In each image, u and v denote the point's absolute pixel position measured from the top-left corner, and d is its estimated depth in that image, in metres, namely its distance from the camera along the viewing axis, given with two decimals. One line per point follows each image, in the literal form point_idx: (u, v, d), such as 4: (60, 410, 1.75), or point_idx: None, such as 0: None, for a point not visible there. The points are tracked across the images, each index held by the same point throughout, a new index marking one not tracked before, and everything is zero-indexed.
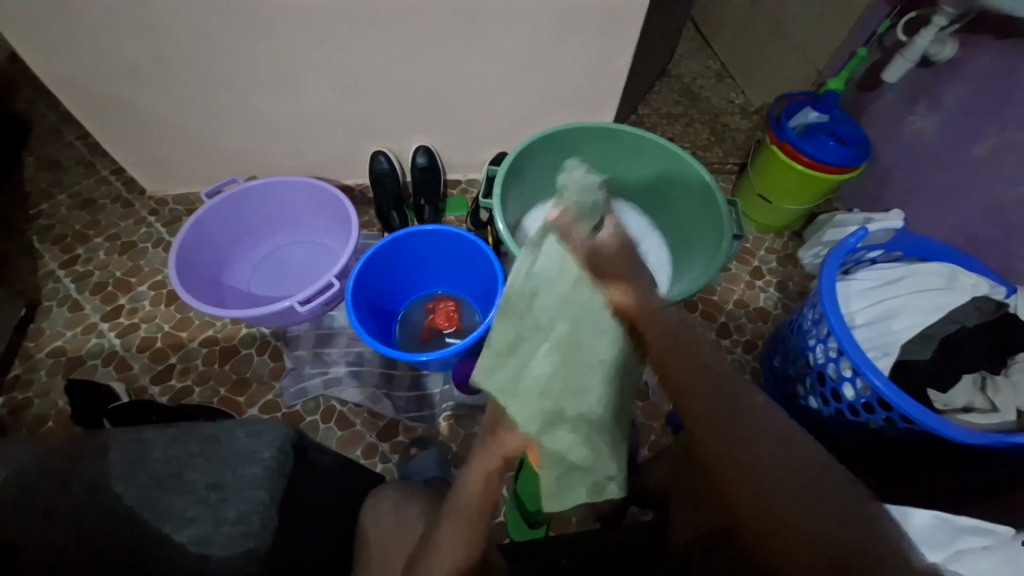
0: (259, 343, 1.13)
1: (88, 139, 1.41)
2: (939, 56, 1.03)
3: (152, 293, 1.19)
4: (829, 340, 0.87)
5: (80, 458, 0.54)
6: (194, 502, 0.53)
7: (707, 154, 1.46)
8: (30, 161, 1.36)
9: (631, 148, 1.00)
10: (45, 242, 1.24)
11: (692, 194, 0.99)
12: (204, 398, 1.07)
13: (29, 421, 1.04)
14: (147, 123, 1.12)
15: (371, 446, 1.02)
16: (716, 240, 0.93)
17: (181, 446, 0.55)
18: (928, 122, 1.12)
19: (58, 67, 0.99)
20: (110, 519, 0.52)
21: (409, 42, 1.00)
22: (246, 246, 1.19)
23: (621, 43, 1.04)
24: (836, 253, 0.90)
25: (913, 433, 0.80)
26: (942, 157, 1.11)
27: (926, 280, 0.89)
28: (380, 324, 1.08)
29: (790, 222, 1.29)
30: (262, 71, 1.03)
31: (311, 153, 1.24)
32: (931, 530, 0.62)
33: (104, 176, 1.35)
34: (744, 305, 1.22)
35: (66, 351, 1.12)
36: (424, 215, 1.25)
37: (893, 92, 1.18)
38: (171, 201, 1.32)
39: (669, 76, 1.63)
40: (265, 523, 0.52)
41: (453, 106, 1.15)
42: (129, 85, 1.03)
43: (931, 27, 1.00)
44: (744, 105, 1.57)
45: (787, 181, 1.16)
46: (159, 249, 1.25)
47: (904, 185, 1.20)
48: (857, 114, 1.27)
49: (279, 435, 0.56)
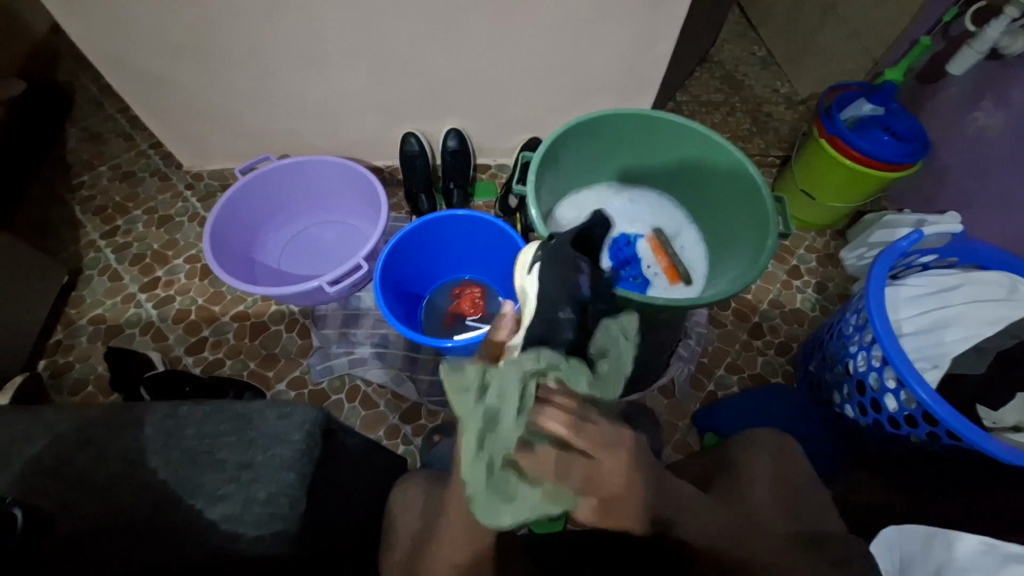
0: (287, 321, 1.15)
1: (128, 112, 1.43)
2: (1010, 50, 0.94)
3: (187, 266, 1.22)
4: (872, 348, 0.83)
5: (117, 430, 0.55)
6: (225, 481, 0.53)
7: (749, 145, 1.39)
8: (74, 132, 1.39)
9: (672, 137, 0.96)
10: (87, 213, 1.28)
11: (734, 188, 0.94)
12: (235, 370, 1.09)
13: (70, 385, 1.08)
14: (184, 98, 1.14)
15: (393, 427, 1.03)
16: (757, 238, 0.89)
17: (213, 423, 0.56)
18: (993, 120, 1.04)
19: (98, 40, 1.00)
20: (145, 490, 0.53)
21: (443, 21, 0.97)
22: (276, 224, 1.20)
23: (665, 26, 0.99)
24: (887, 256, 0.84)
25: (958, 450, 0.76)
26: (1007, 158, 1.03)
27: (983, 290, 0.84)
28: (406, 307, 1.08)
29: (834, 221, 1.23)
30: (296, 48, 1.02)
31: (343, 133, 1.24)
32: (977, 555, 0.58)
33: (143, 150, 1.37)
34: (780, 305, 1.17)
35: (106, 319, 1.16)
36: (452, 199, 1.23)
37: (956, 86, 1.09)
38: (206, 176, 1.34)
39: (712, 61, 1.55)
40: (294, 506, 0.53)
41: (486, 89, 1.13)
42: (167, 60, 1.04)
43: (1002, 18, 0.92)
44: (790, 94, 1.49)
45: (835, 177, 1.10)
46: (194, 224, 1.28)
47: (962, 186, 1.12)
48: (915, 108, 1.19)
49: (309, 417, 0.56)
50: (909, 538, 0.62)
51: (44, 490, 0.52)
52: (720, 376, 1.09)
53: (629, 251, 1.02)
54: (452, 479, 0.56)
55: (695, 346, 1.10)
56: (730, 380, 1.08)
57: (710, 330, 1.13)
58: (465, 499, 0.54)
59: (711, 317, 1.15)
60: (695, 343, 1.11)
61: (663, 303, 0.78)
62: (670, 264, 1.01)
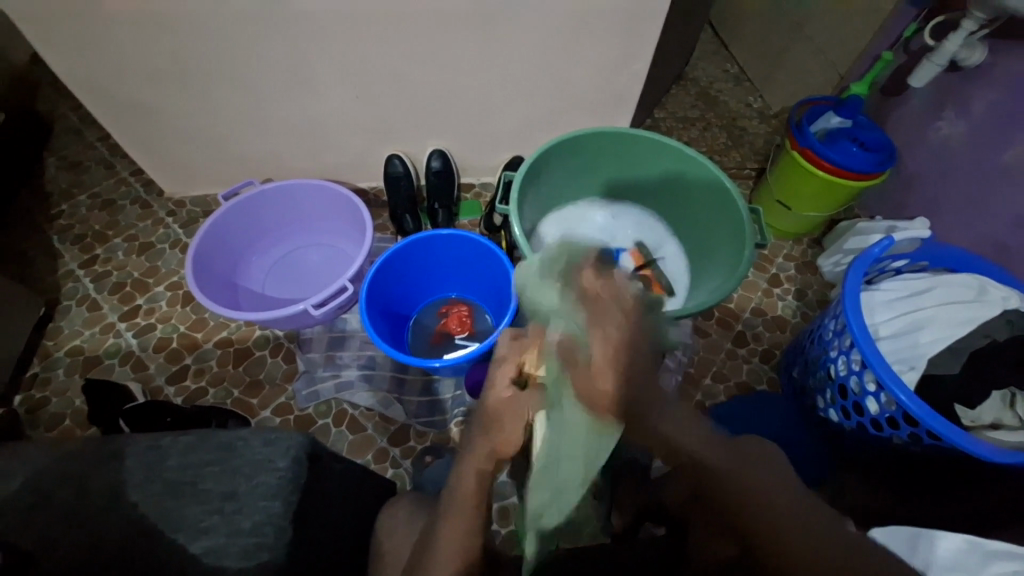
0: (272, 345, 1.13)
1: (108, 140, 1.43)
2: (968, 62, 0.99)
3: (169, 293, 1.21)
4: (851, 352, 0.85)
5: (96, 464, 0.54)
6: (208, 512, 0.52)
7: (725, 158, 1.43)
8: (53, 161, 1.38)
9: (649, 153, 0.99)
10: (65, 242, 1.26)
11: (710, 200, 0.97)
12: (218, 399, 1.07)
13: (48, 419, 1.05)
14: (167, 126, 1.14)
15: (382, 451, 1.02)
16: (736, 249, 0.91)
17: (197, 453, 0.55)
18: (955, 128, 1.08)
19: (82, 70, 1.00)
20: (123, 527, 0.51)
21: (425, 46, 1.00)
22: (260, 249, 1.19)
23: (639, 46, 1.03)
24: (861, 263, 0.86)
25: (939, 450, 0.78)
26: (970, 165, 1.07)
27: (954, 292, 0.86)
28: (392, 328, 1.07)
29: (810, 229, 1.26)
30: (279, 74, 1.04)
31: (327, 156, 1.25)
32: (959, 554, 0.59)
33: (124, 177, 1.36)
34: (762, 313, 1.20)
35: (84, 351, 1.13)
36: (437, 218, 1.24)
37: (918, 97, 1.14)
38: (188, 202, 1.33)
39: (686, 79, 1.61)
40: (280, 534, 0.52)
41: (469, 109, 1.15)
42: (151, 87, 1.05)
43: (959, 32, 0.96)
44: (763, 109, 1.54)
45: (810, 187, 1.13)
46: (176, 250, 1.26)
47: (930, 192, 1.16)
48: (881, 119, 1.24)
49: (293, 444, 0.56)
50: (893, 539, 0.62)
51: (15, 531, 0.50)
52: (707, 385, 1.10)
53: None
54: (447, 511, 0.56)
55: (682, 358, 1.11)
56: (717, 389, 1.10)
57: (694, 341, 1.15)
58: (461, 532, 0.54)
59: (695, 328, 1.17)
60: (681, 356, 1.11)
61: None
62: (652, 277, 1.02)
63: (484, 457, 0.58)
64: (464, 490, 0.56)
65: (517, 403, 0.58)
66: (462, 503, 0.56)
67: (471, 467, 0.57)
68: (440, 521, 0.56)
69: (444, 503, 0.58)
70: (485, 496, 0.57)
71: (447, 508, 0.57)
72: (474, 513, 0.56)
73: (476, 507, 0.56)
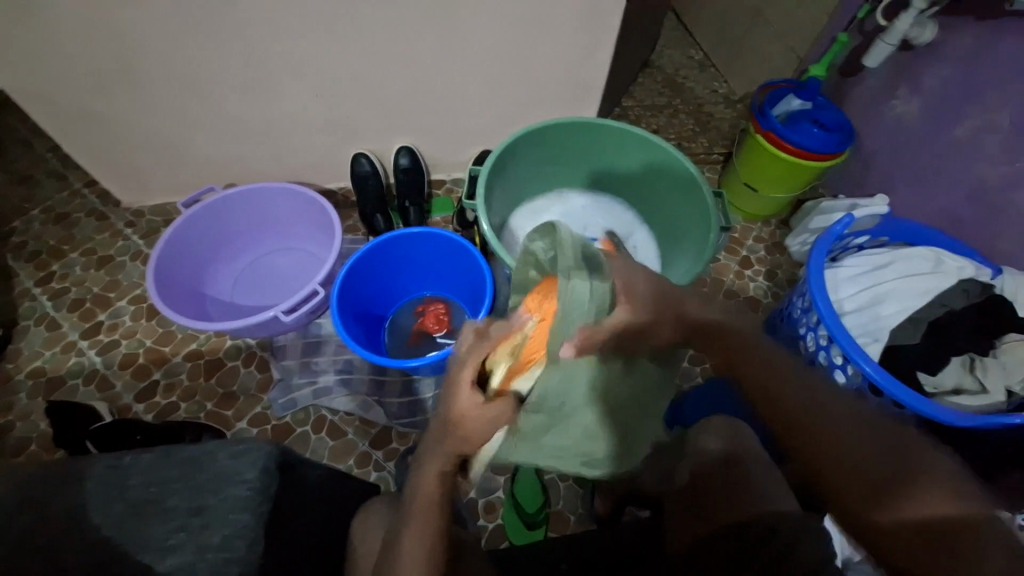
0: (244, 355, 1.11)
1: (59, 151, 1.36)
2: (919, 40, 1.03)
3: (133, 307, 1.16)
4: (819, 328, 0.87)
5: (53, 489, 0.51)
6: (175, 530, 0.51)
7: (693, 144, 1.45)
8: (0, 176, 1.31)
9: (615, 141, 0.99)
10: (19, 260, 1.21)
11: (676, 186, 0.98)
12: (190, 413, 1.04)
13: (10, 445, 1.01)
14: (119, 133, 1.09)
15: (364, 455, 1.01)
16: (702, 233, 0.92)
17: (161, 470, 0.54)
18: (909, 106, 1.12)
19: (22, 79, 0.95)
20: (85, 552, 0.49)
21: (385, 41, 0.98)
22: (226, 257, 1.16)
23: (602, 35, 1.03)
24: (824, 241, 0.89)
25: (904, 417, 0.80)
26: (924, 141, 1.11)
27: (913, 264, 0.89)
28: (368, 330, 1.06)
29: (778, 210, 1.29)
30: (235, 75, 1.00)
31: (291, 158, 1.22)
32: None
33: (77, 189, 1.31)
34: (734, 295, 1.22)
35: (45, 372, 1.08)
36: (409, 216, 1.23)
37: (874, 77, 1.18)
38: (148, 212, 1.29)
39: (652, 67, 1.62)
40: (251, 546, 0.51)
41: (435, 105, 1.14)
42: (99, 94, 1.00)
43: (910, 11, 0.98)
44: (728, 94, 1.56)
45: (775, 168, 1.15)
46: (138, 262, 1.22)
47: (888, 170, 1.20)
48: (840, 100, 1.27)
49: (263, 454, 0.55)
50: None
51: None
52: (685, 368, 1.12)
53: None
54: (408, 524, 0.53)
55: None
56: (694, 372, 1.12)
57: None
58: (423, 540, 0.52)
59: None
60: None
61: None
62: None
63: (445, 463, 0.53)
64: (422, 497, 0.53)
65: (488, 411, 0.49)
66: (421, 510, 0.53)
67: (431, 469, 0.53)
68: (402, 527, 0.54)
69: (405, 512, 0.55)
70: (444, 500, 0.54)
71: (408, 517, 0.54)
72: (434, 518, 0.53)
73: (435, 512, 0.53)
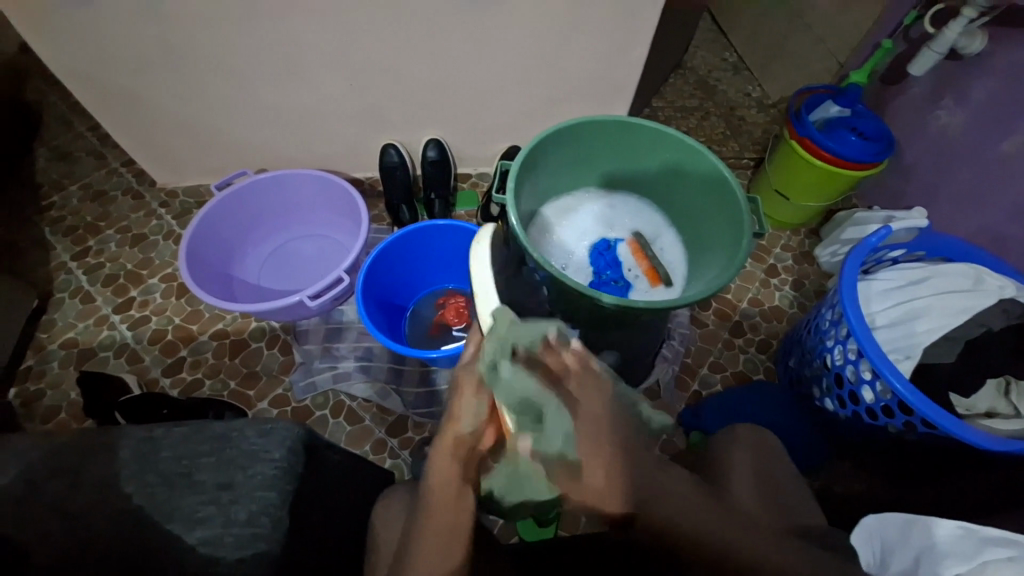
0: (268, 337, 1.13)
1: (99, 130, 1.41)
2: (967, 50, 0.98)
3: (163, 285, 1.19)
4: (848, 342, 0.85)
5: (90, 456, 0.53)
6: (203, 503, 0.52)
7: (723, 148, 1.42)
8: (43, 153, 1.36)
9: (646, 141, 0.98)
10: (57, 234, 1.25)
11: (708, 191, 0.96)
12: (214, 391, 1.07)
13: (43, 412, 1.05)
14: (158, 114, 1.12)
15: (379, 442, 1.02)
16: (733, 238, 0.91)
17: (190, 443, 0.55)
18: (954, 118, 1.08)
19: (69, 58, 0.98)
20: (119, 518, 0.51)
21: (420, 32, 0.98)
22: (255, 240, 1.18)
23: (638, 33, 1.01)
24: (858, 252, 0.86)
25: (935, 438, 0.77)
26: (968, 155, 1.07)
27: (951, 281, 0.86)
28: (390, 319, 1.07)
29: (807, 219, 1.26)
30: (272, 62, 1.02)
31: (322, 146, 1.23)
32: (955, 540, 0.59)
33: (114, 168, 1.34)
34: (759, 304, 1.20)
35: (78, 344, 1.12)
36: (434, 209, 1.23)
37: (918, 86, 1.14)
38: (181, 193, 1.32)
39: (684, 68, 1.59)
40: (276, 524, 0.52)
41: (466, 98, 1.14)
42: (141, 75, 1.02)
43: (960, 19, 0.95)
44: (761, 98, 1.53)
45: (808, 177, 1.13)
46: (169, 242, 1.25)
47: (928, 183, 1.16)
48: (880, 108, 1.23)
49: (289, 434, 0.56)
50: (889, 527, 0.63)
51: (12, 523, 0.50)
52: (704, 375, 1.11)
53: (611, 256, 1.03)
54: (424, 519, 0.54)
55: (678, 347, 1.12)
56: (714, 379, 1.11)
57: (692, 331, 1.15)
58: (441, 539, 0.52)
59: (692, 318, 1.17)
60: (678, 344, 1.13)
61: (643, 305, 0.79)
62: (650, 266, 1.02)
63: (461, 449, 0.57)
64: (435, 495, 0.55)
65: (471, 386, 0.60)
66: (439, 501, 0.54)
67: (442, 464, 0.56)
68: (421, 523, 0.54)
69: (426, 503, 0.55)
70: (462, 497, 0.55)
71: (424, 512, 0.55)
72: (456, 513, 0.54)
73: (454, 505, 0.54)
